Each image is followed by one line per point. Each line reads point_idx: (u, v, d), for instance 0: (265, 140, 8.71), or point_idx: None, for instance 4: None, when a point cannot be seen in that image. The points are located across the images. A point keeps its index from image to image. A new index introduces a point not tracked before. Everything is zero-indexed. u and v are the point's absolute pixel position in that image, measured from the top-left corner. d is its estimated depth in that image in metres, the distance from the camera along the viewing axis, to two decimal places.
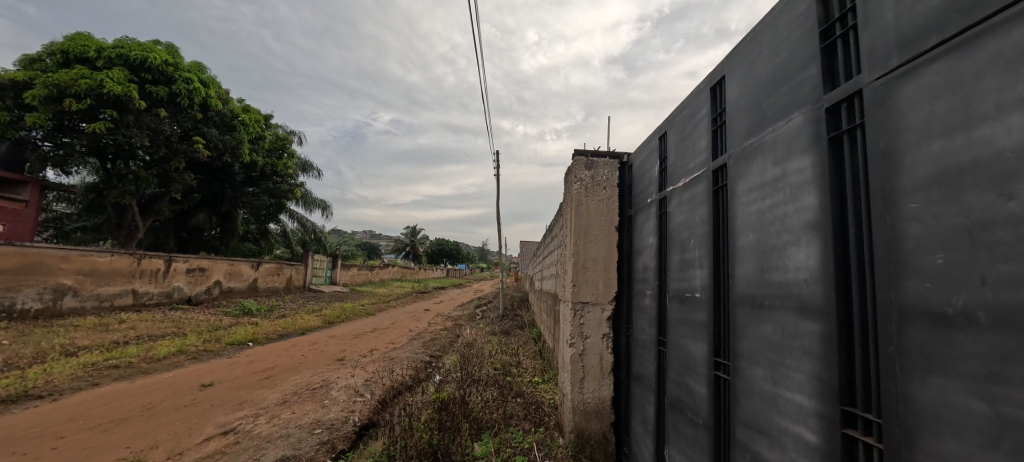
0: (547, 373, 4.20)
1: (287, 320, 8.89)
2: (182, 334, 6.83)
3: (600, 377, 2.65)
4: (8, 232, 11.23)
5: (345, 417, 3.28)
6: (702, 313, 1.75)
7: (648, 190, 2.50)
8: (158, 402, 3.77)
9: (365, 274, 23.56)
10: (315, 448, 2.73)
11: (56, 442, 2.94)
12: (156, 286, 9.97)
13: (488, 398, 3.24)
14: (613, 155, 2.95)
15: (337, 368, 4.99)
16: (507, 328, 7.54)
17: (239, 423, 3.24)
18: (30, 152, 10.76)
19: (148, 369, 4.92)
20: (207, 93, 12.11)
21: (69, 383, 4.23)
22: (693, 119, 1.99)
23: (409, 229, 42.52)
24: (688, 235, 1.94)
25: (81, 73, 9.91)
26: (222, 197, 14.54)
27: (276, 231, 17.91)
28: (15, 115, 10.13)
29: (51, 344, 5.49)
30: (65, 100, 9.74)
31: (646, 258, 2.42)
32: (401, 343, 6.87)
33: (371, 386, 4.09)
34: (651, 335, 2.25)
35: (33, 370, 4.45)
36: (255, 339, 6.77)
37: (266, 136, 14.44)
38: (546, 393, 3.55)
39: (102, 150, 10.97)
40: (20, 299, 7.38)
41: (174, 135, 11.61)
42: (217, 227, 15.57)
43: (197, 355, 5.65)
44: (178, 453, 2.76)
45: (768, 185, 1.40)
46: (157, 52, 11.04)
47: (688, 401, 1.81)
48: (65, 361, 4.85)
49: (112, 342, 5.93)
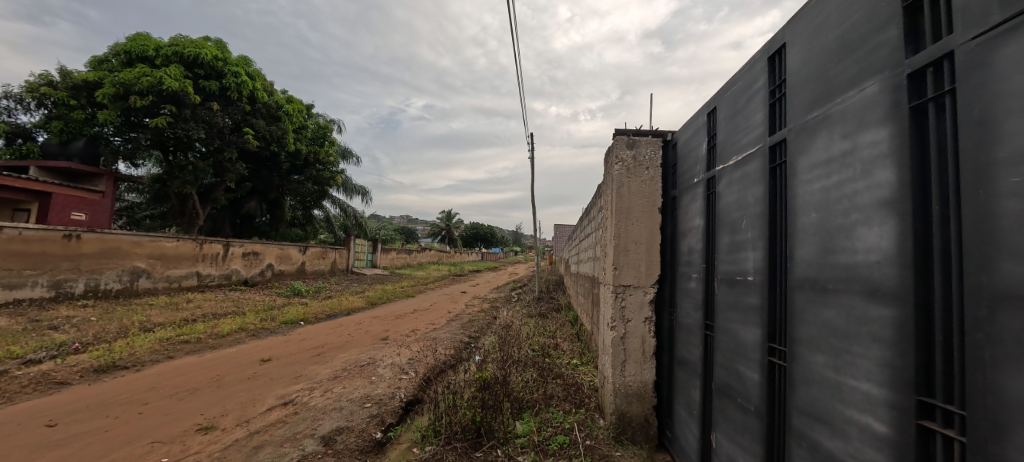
0: (586, 355, 4.22)
1: (335, 301, 9.39)
2: (241, 313, 7.40)
3: (642, 360, 2.62)
4: (91, 220, 12.33)
5: (392, 393, 3.45)
6: (755, 296, 1.68)
7: (694, 170, 2.40)
8: (224, 375, 4.10)
9: (404, 257, 24.31)
10: (366, 420, 2.91)
11: (142, 407, 3.30)
12: (216, 269, 10.80)
13: (528, 378, 3.30)
14: (655, 133, 2.85)
15: (382, 347, 5.21)
16: (543, 311, 7.60)
17: (296, 395, 3.48)
18: (104, 147, 11.82)
19: (214, 345, 5.37)
20: (253, 86, 12.66)
21: (148, 356, 4.70)
22: (746, 93, 1.88)
23: (445, 215, 43.42)
24: (739, 216, 1.85)
25: (143, 71, 10.66)
26: (270, 185, 15.36)
27: (320, 217, 18.76)
28: (89, 113, 11.19)
29: (132, 320, 6.11)
30: (130, 97, 10.55)
31: (692, 241, 2.34)
32: (440, 324, 7.07)
33: (415, 365, 4.25)
34: (697, 319, 2.19)
35: (118, 344, 4.97)
36: (306, 318, 7.21)
37: (308, 125, 15.00)
38: (586, 375, 3.57)
39: (164, 143, 11.85)
40: (104, 280, 8.21)
41: (226, 126, 12.28)
42: (267, 214, 16.52)
43: (256, 332, 6.10)
44: (245, 420, 3.01)
45: (833, 161, 1.31)
46: (207, 48, 11.65)
47: (737, 387, 1.77)
48: (145, 336, 5.38)
49: (183, 319, 6.51)
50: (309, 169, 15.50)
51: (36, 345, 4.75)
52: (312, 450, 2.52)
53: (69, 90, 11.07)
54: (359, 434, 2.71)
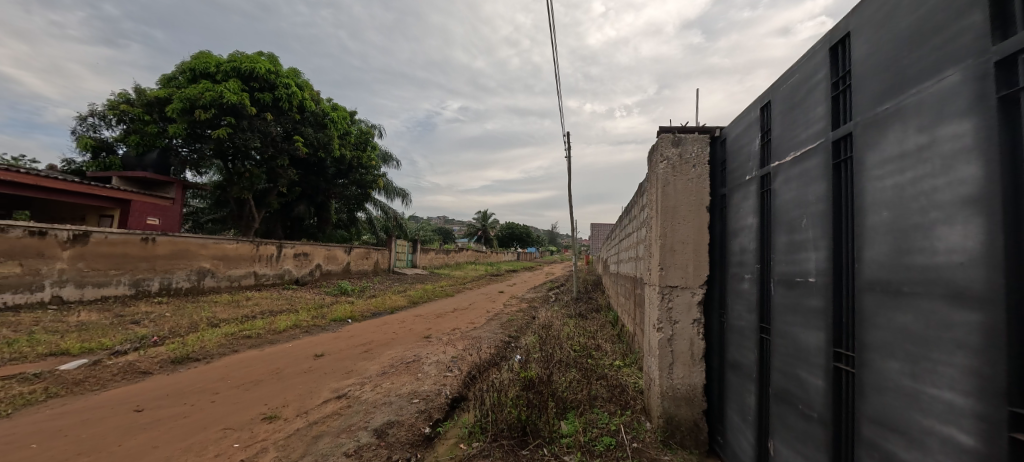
0: (629, 357, 4.15)
1: (379, 299, 9.78)
2: (295, 310, 7.88)
3: (690, 363, 2.56)
4: (163, 225, 13.45)
5: (438, 389, 3.56)
6: (817, 298, 1.60)
7: (745, 167, 2.31)
8: (283, 369, 4.39)
9: (442, 257, 24.83)
10: (415, 415, 3.02)
11: (214, 396, 3.59)
12: (271, 269, 11.55)
13: (572, 379, 3.31)
14: (702, 130, 2.77)
15: (426, 345, 5.37)
16: (582, 311, 7.53)
17: (349, 389, 3.67)
18: (174, 157, 12.97)
19: (272, 340, 5.76)
20: (302, 96, 13.39)
21: (217, 349, 5.11)
22: (805, 87, 1.79)
23: (481, 215, 44.07)
24: (799, 214, 1.76)
25: (206, 87, 11.61)
26: (317, 189, 16.19)
27: (363, 219, 19.54)
28: (160, 127, 12.37)
29: (201, 316, 6.66)
30: (196, 111, 11.53)
31: (745, 240, 2.25)
32: (480, 323, 7.19)
33: (459, 364, 4.35)
34: (751, 322, 2.11)
35: (190, 338, 5.43)
36: (353, 316, 7.56)
37: (352, 131, 15.69)
38: (630, 377, 3.51)
39: (224, 152, 12.83)
40: (175, 279, 8.99)
41: (279, 135, 13.09)
42: (315, 217, 17.44)
43: (308, 329, 6.48)
44: (304, 411, 3.21)
45: (907, 156, 1.22)
46: (261, 63, 12.47)
47: (798, 393, 1.69)
48: (212, 330, 5.84)
49: (244, 315, 7.01)
50: (353, 173, 16.20)
51: (122, 338, 5.29)
52: (366, 441, 2.66)
53: (144, 107, 12.25)
54: (409, 429, 2.83)
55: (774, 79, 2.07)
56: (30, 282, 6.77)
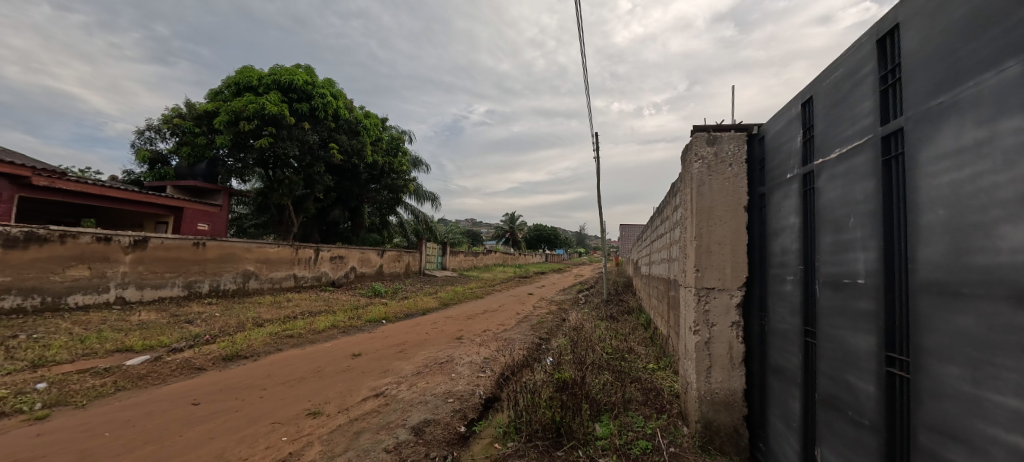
0: (663, 360, 4.08)
1: (411, 301, 10.02)
2: (332, 311, 8.21)
3: (729, 367, 2.50)
4: (212, 230, 14.28)
5: (471, 390, 3.63)
6: (867, 301, 1.53)
7: (786, 166, 2.24)
8: (324, 367, 4.59)
9: (471, 259, 25.10)
10: (450, 415, 3.09)
11: (262, 392, 3.81)
12: (309, 271, 12.07)
13: (605, 382, 3.30)
14: (739, 127, 2.70)
15: (458, 346, 5.47)
16: (613, 314, 7.44)
17: (386, 388, 3.80)
18: (220, 167, 13.80)
19: (313, 339, 6.02)
20: (337, 105, 13.94)
21: (262, 348, 5.40)
22: (850, 81, 1.72)
23: (509, 217, 44.30)
24: (846, 213, 1.69)
25: (249, 99, 12.31)
26: (351, 195, 16.77)
27: (394, 223, 20.08)
28: (209, 138, 13.21)
29: (247, 316, 7.06)
30: (240, 122, 12.25)
31: (786, 240, 2.18)
32: (510, 325, 7.24)
33: (491, 365, 4.40)
34: (795, 325, 2.04)
35: (238, 336, 5.77)
36: (387, 317, 7.80)
37: (384, 138, 16.16)
38: (665, 380, 3.45)
39: (266, 161, 13.54)
40: (223, 281, 9.55)
41: (316, 143, 13.69)
42: (349, 220, 18.07)
43: (345, 329, 6.73)
44: (345, 408, 3.36)
45: (964, 151, 1.16)
46: (299, 75, 13.09)
47: (847, 399, 1.62)
48: (258, 330, 6.18)
49: (286, 316, 7.38)
50: (385, 178, 16.68)
51: (178, 336, 5.69)
52: (405, 438, 2.74)
53: (194, 120, 13.15)
54: (444, 427, 2.90)
55: (818, 74, 1.99)
56: (98, 283, 7.39)
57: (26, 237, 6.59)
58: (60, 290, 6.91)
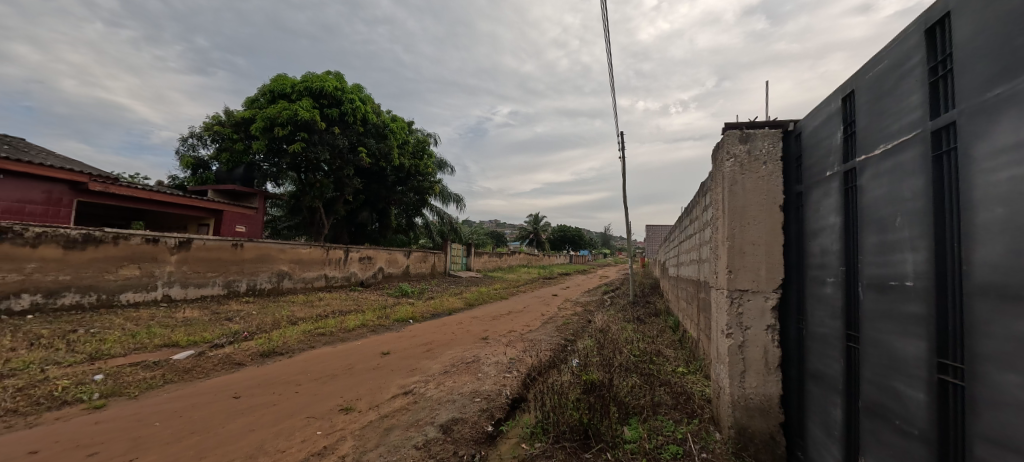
0: (693, 363, 3.99)
1: (437, 301, 10.18)
2: (362, 310, 8.43)
3: (765, 372, 2.43)
4: (249, 232, 14.96)
5: (498, 390, 3.65)
6: (916, 304, 1.45)
7: (825, 163, 2.15)
8: (355, 364, 4.73)
9: (495, 260, 25.22)
10: (477, 414, 3.12)
11: (298, 387, 3.97)
12: (339, 271, 12.47)
13: (633, 385, 3.27)
14: (773, 124, 2.62)
15: (484, 346, 5.52)
16: (640, 315, 7.31)
17: (414, 386, 3.87)
18: (256, 171, 14.45)
19: (344, 337, 6.21)
20: (366, 109, 14.35)
21: (297, 345, 5.61)
22: (895, 74, 1.64)
23: (532, 218, 44.31)
24: (892, 212, 1.61)
25: (283, 106, 12.85)
26: (379, 197, 17.20)
27: (420, 224, 20.45)
28: (246, 144, 13.86)
29: (282, 314, 7.35)
30: (275, 128, 12.82)
31: (826, 240, 2.09)
32: (535, 326, 7.24)
33: (517, 365, 4.42)
34: (836, 329, 1.95)
35: (274, 334, 6.01)
36: (415, 317, 7.96)
37: (410, 141, 16.50)
38: (696, 384, 3.37)
39: (298, 165, 14.08)
40: (260, 281, 9.99)
41: (345, 147, 14.13)
42: (376, 222, 18.55)
43: (374, 328, 6.91)
44: (375, 405, 3.45)
45: (1021, 146, 1.09)
46: (329, 81, 13.56)
47: (894, 407, 1.54)
48: (292, 327, 6.43)
49: (318, 314, 7.64)
50: (412, 180, 17.02)
51: (219, 332, 5.99)
52: (434, 435, 2.79)
53: (232, 127, 13.83)
54: (472, 426, 2.93)
55: (860, 66, 1.90)
56: (146, 282, 7.87)
57: (83, 238, 7.09)
58: (113, 288, 7.41)
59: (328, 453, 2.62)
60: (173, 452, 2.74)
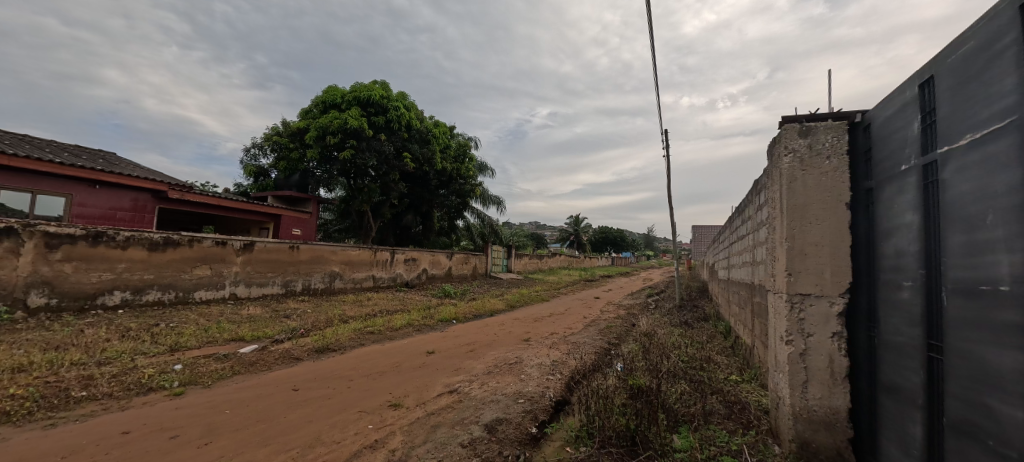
0: (747, 371, 3.78)
1: (479, 302, 10.34)
2: (408, 310, 8.75)
3: (831, 383, 2.26)
4: (304, 235, 15.99)
5: (541, 391, 3.66)
6: (1013, 311, 1.29)
7: (900, 155, 1.96)
8: (402, 362, 4.92)
9: (535, 262, 25.19)
10: (521, 415, 3.14)
11: (350, 382, 4.19)
12: (386, 272, 13.01)
13: (682, 392, 3.16)
14: (838, 116, 2.44)
15: (527, 348, 5.54)
16: (687, 320, 7.03)
17: (459, 385, 3.96)
18: (310, 178, 15.42)
19: (391, 336, 6.47)
20: (410, 116, 14.91)
21: (348, 342, 5.92)
22: (983, 56, 1.47)
23: (573, 220, 43.85)
24: (982, 208, 1.45)
25: (334, 115, 13.65)
26: (422, 200, 17.76)
27: (462, 226, 20.87)
28: (300, 153, 14.84)
29: (335, 313, 7.77)
30: (327, 137, 13.65)
31: (902, 241, 1.91)
32: (577, 328, 7.15)
33: (560, 368, 4.39)
34: (915, 338, 1.78)
35: (328, 331, 6.37)
36: (457, 318, 8.14)
37: (452, 145, 16.91)
38: (751, 393, 3.19)
39: (348, 171, 14.87)
40: (314, 281, 10.65)
41: (391, 153, 14.75)
42: (420, 225, 19.17)
43: (420, 327, 7.15)
44: (422, 402, 3.56)
45: None
46: (376, 90, 14.24)
47: (987, 426, 1.38)
48: (343, 325, 6.79)
49: (367, 313, 8.03)
50: (454, 184, 17.43)
51: (279, 329, 6.45)
52: (479, 434, 2.84)
53: (289, 137, 14.88)
54: (516, 426, 2.96)
55: (941, 49, 1.72)
56: (216, 281, 8.63)
57: (164, 241, 7.88)
58: (189, 287, 8.19)
59: (379, 447, 2.74)
60: (242, 438, 2.98)
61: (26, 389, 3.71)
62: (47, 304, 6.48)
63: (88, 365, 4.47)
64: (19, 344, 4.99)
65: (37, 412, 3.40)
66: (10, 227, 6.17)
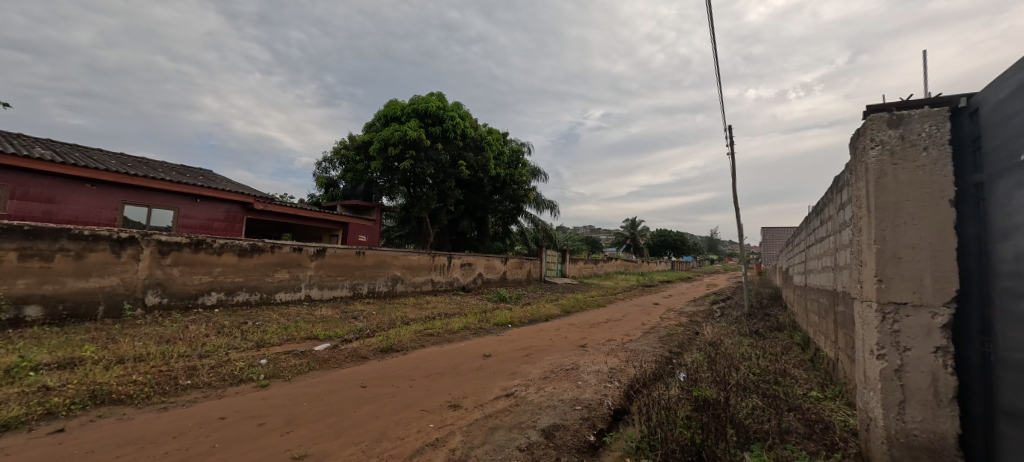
0: (830, 387, 3.44)
1: (534, 307, 10.36)
2: (465, 313, 9.01)
3: (934, 404, 2.00)
4: (369, 241, 17.09)
5: (599, 399, 3.59)
6: None
7: (1017, 144, 1.70)
8: (460, 364, 5.07)
9: (590, 267, 24.77)
10: (579, 422, 3.12)
11: (412, 382, 4.40)
12: (444, 277, 13.52)
13: (754, 407, 2.96)
14: (938, 101, 2.16)
15: (583, 354, 5.47)
16: (758, 329, 6.52)
17: (516, 389, 4.02)
18: (374, 187, 16.47)
19: (450, 338, 6.70)
20: (464, 125, 15.46)
21: (410, 343, 6.24)
22: None
23: (630, 223, 42.50)
24: None
25: (396, 128, 14.52)
26: (477, 207, 18.22)
27: (516, 231, 21.08)
28: (365, 164, 15.92)
29: (397, 315, 8.22)
30: (389, 148, 14.52)
31: (1020, 243, 1.65)
32: (636, 336, 6.91)
33: (619, 376, 4.27)
34: None
35: (392, 332, 6.75)
36: (513, 322, 8.23)
37: (505, 151, 17.23)
38: (836, 412, 2.90)
39: (408, 180, 15.69)
40: (378, 284, 11.36)
41: (447, 161, 15.35)
42: (475, 230, 19.66)
43: (476, 331, 7.33)
44: (480, 404, 3.66)
45: None
46: (432, 102, 14.98)
47: None
48: (406, 327, 7.15)
49: (427, 316, 8.40)
50: (507, 189, 17.69)
51: (348, 329, 6.95)
52: (537, 439, 2.86)
53: (355, 150, 16.03)
54: (574, 434, 2.95)
55: None
56: (294, 284, 9.51)
57: (251, 248, 8.83)
58: (272, 289, 9.13)
59: (440, 445, 2.86)
60: (317, 429, 3.26)
61: (144, 376, 4.36)
62: (160, 303, 7.55)
63: (191, 357, 5.14)
64: (141, 337, 5.86)
65: (153, 396, 3.98)
66: (133, 236, 7.26)
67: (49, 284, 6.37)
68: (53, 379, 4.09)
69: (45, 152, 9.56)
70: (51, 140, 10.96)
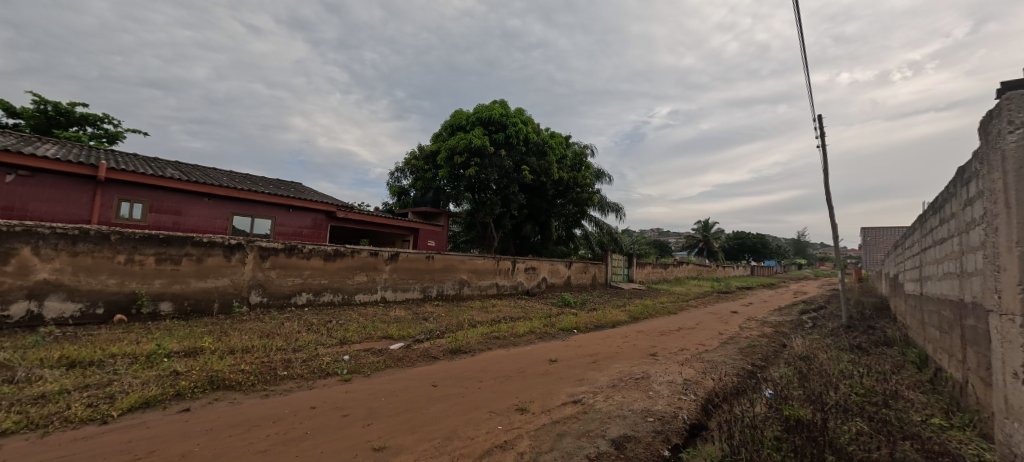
0: (956, 414, 2.95)
1: (600, 312, 10.13)
2: (530, 317, 9.10)
3: None
4: (437, 246, 17.94)
5: (673, 412, 3.42)
6: None
7: None
8: (526, 368, 5.12)
9: (659, 272, 23.61)
10: (652, 434, 3.01)
11: (480, 383, 4.56)
12: (508, 280, 13.77)
13: (858, 431, 2.64)
14: None
15: (654, 363, 5.24)
16: (861, 343, 5.77)
17: (583, 396, 3.97)
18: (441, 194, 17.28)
19: (515, 342, 6.80)
20: (527, 130, 15.69)
21: (477, 345, 6.45)
22: None
23: (702, 225, 39.85)
24: None
25: (461, 137, 15.17)
26: (540, 211, 18.31)
27: (580, 235, 20.81)
28: (433, 173, 16.79)
29: (465, 317, 8.55)
30: (455, 157, 15.18)
31: None
32: (713, 346, 6.45)
33: (694, 388, 4.04)
34: None
35: (460, 334, 7.03)
36: (578, 327, 8.14)
37: (568, 155, 17.17)
38: (965, 443, 2.49)
39: (473, 186, 16.25)
40: (446, 287, 11.90)
41: (510, 167, 15.66)
42: (538, 234, 19.74)
43: (541, 335, 7.36)
44: (547, 409, 3.68)
45: None
46: (496, 110, 15.44)
47: None
48: (473, 329, 7.41)
49: (493, 319, 8.63)
50: (571, 193, 17.56)
51: (419, 330, 7.37)
52: (607, 449, 2.81)
53: (424, 160, 16.98)
54: (647, 446, 2.85)
55: None
56: (371, 286, 10.32)
57: (335, 253, 9.74)
58: (352, 291, 9.99)
59: (509, 448, 2.93)
60: (393, 423, 3.50)
61: (250, 366, 5.02)
62: (261, 301, 8.62)
63: (287, 351, 5.82)
64: (247, 331, 6.75)
65: (257, 384, 4.57)
66: (241, 243, 8.39)
67: (178, 284, 7.60)
68: (182, 365, 4.87)
69: (175, 173, 11.39)
70: (180, 162, 13.03)
